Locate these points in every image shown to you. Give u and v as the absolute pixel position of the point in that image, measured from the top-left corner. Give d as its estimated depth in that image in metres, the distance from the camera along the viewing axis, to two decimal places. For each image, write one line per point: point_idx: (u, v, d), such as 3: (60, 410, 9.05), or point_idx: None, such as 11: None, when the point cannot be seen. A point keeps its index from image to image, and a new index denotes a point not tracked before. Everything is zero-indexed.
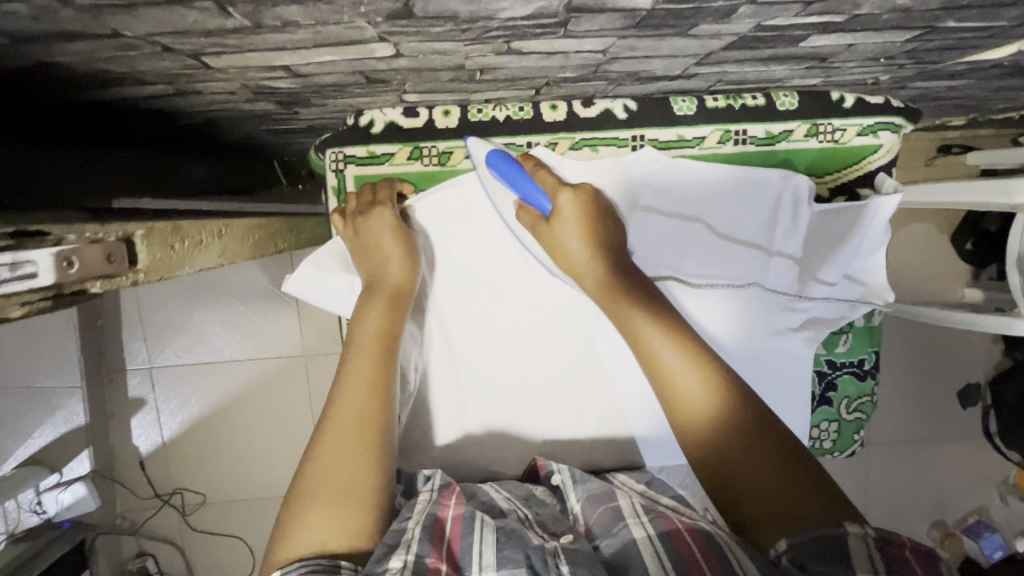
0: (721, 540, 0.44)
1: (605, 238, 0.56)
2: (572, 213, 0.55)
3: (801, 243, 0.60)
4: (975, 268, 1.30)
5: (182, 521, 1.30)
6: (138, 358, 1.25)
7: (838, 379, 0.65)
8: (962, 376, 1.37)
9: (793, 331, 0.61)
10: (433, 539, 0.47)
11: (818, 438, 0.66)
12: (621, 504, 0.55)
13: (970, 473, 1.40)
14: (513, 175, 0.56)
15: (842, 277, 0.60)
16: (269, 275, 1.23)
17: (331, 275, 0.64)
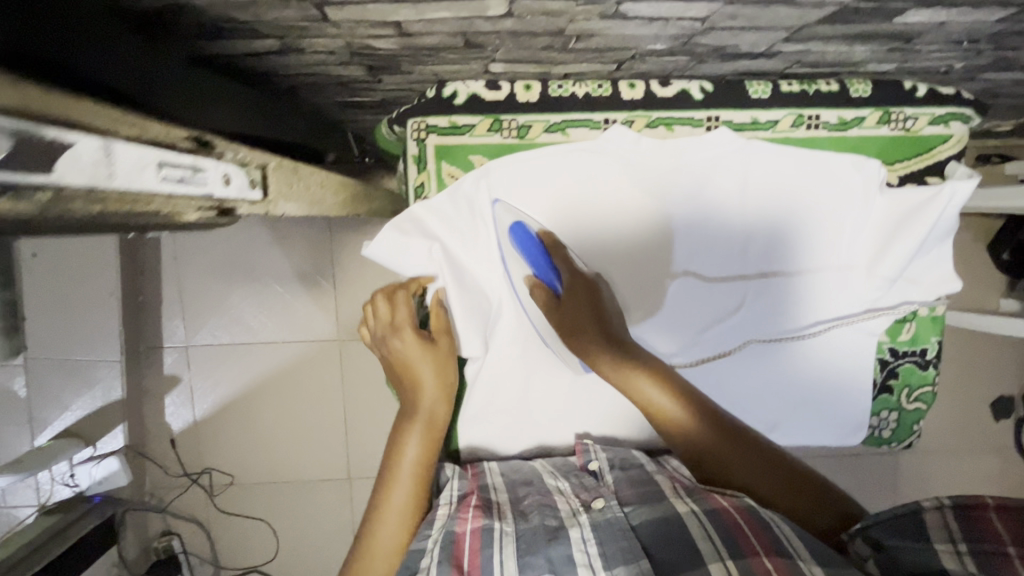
0: (768, 520, 0.52)
1: (614, 332, 0.60)
2: (581, 294, 0.59)
3: (873, 232, 0.60)
4: (1012, 278, 1.29)
5: (208, 502, 1.30)
6: (176, 336, 1.26)
7: (899, 367, 0.66)
8: (994, 387, 1.36)
9: (858, 316, 0.62)
10: (452, 558, 0.50)
11: (877, 427, 0.67)
12: (663, 480, 0.60)
13: (1002, 486, 1.39)
14: (535, 255, 0.60)
15: (907, 266, 0.61)
16: (308, 258, 1.25)
17: (410, 242, 0.63)
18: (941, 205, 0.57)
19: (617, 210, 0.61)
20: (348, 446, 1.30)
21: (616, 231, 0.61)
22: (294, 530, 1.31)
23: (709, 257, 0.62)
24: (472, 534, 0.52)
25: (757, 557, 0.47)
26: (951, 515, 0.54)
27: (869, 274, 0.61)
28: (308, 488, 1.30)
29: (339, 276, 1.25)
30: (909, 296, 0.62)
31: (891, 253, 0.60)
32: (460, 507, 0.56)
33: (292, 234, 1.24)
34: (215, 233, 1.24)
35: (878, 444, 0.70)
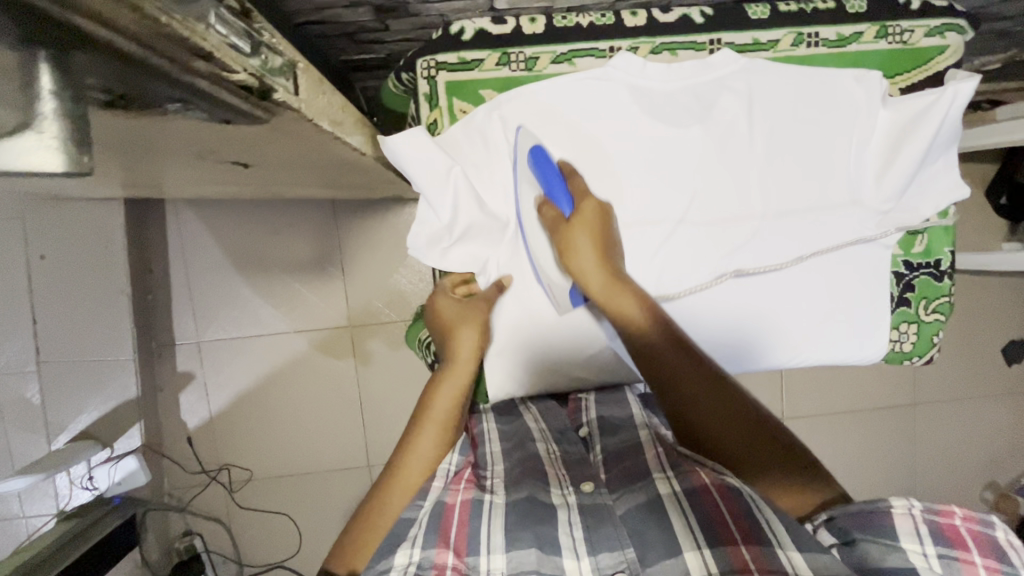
0: (750, 499, 0.51)
1: (611, 255, 0.64)
2: (590, 216, 0.64)
3: (880, 143, 0.68)
4: (1012, 222, 1.32)
5: (228, 499, 1.29)
6: (187, 333, 1.27)
7: (915, 280, 0.73)
8: (1003, 331, 1.38)
9: (878, 230, 0.70)
10: (440, 526, 0.54)
11: (898, 340, 0.74)
12: (649, 457, 0.61)
13: (1019, 431, 1.40)
14: (550, 175, 0.66)
15: (915, 172, 0.67)
16: (315, 245, 1.26)
17: (429, 155, 0.66)
18: (945, 105, 0.63)
19: (625, 136, 0.68)
20: (365, 433, 1.29)
21: (621, 158, 0.69)
22: (315, 522, 1.30)
23: (699, 176, 0.69)
24: (463, 505, 0.56)
25: (736, 546, 0.48)
26: (920, 515, 0.48)
27: (878, 188, 0.69)
28: (327, 478, 1.30)
29: (347, 261, 1.26)
30: (911, 206, 0.70)
31: (899, 162, 0.67)
32: (453, 480, 0.60)
33: (298, 222, 1.25)
34: (222, 226, 1.25)
35: (901, 361, 0.76)
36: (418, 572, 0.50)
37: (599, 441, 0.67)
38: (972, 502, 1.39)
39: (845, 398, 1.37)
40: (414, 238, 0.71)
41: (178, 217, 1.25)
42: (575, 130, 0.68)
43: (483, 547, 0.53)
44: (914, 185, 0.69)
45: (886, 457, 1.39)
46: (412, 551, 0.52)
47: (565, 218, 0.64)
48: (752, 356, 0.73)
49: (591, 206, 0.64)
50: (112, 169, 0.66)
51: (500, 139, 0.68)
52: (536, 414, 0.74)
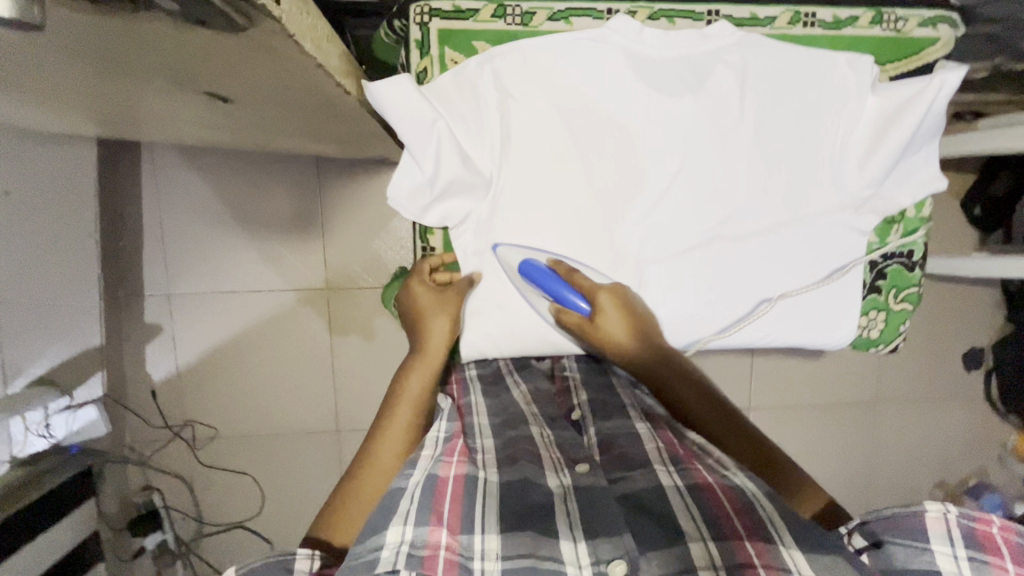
0: (754, 500, 0.52)
1: (637, 328, 0.69)
2: (610, 308, 0.68)
3: (865, 130, 0.69)
4: (982, 233, 1.36)
5: (191, 455, 1.28)
6: (156, 284, 1.23)
7: (887, 269, 0.76)
8: (966, 338, 1.42)
9: (853, 217, 0.73)
10: (433, 498, 0.52)
11: (867, 326, 0.78)
12: (649, 450, 0.61)
13: (970, 435, 1.46)
14: (551, 280, 0.68)
15: (895, 161, 0.69)
16: (295, 204, 1.23)
17: (410, 100, 0.65)
18: (933, 95, 0.65)
19: (614, 103, 0.69)
20: (336, 396, 1.28)
21: (609, 122, 0.69)
22: (282, 482, 1.29)
23: (688, 149, 0.70)
24: (455, 481, 0.55)
25: (740, 541, 0.49)
26: (954, 520, 0.48)
27: (859, 173, 0.70)
28: (296, 440, 1.29)
29: (329, 222, 1.24)
30: (884, 197, 0.72)
31: (882, 150, 0.68)
32: (444, 454, 0.58)
33: (281, 179, 1.23)
34: (198, 176, 1.22)
35: (868, 349, 0.80)
36: (411, 551, 0.47)
37: (593, 426, 0.67)
38: (921, 499, 1.45)
39: (811, 392, 1.41)
40: (394, 191, 0.70)
41: (153, 162, 1.21)
42: (564, 90, 0.69)
43: (477, 526, 0.52)
44: (895, 174, 0.71)
45: (845, 452, 1.43)
46: (405, 528, 0.48)
47: (587, 319, 0.68)
48: (720, 333, 0.75)
49: (606, 297, 0.68)
50: (84, 92, 0.64)
51: (489, 93, 0.68)
52: (526, 394, 0.75)
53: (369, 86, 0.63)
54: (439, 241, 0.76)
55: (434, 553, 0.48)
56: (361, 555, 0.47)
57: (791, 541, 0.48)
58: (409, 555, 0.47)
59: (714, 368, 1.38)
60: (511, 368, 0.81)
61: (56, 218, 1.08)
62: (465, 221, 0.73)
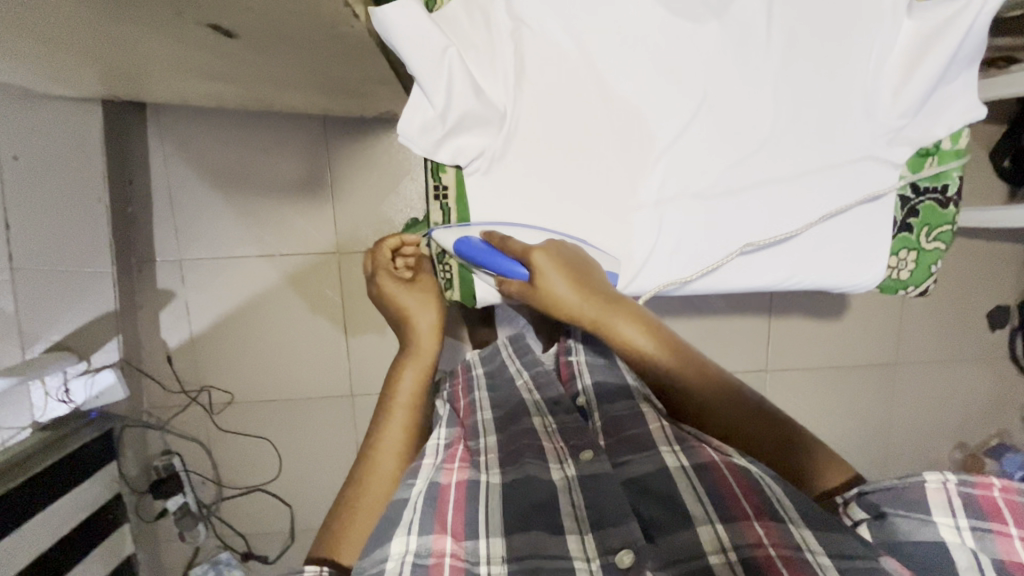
0: (762, 481, 0.57)
1: (584, 281, 0.67)
2: (549, 267, 0.66)
3: (899, 55, 0.70)
4: (1012, 187, 1.31)
5: (208, 421, 1.29)
6: (168, 250, 1.23)
7: (919, 206, 0.77)
8: (991, 296, 1.38)
9: (886, 147, 0.73)
10: (433, 506, 0.60)
11: (897, 268, 0.80)
12: (654, 430, 0.67)
13: (993, 396, 1.44)
14: (484, 254, 0.67)
15: (933, 86, 0.69)
16: (304, 167, 1.22)
17: (422, 25, 0.62)
18: (978, 11, 0.65)
19: (640, 27, 0.68)
20: (351, 362, 1.29)
21: (627, 51, 0.69)
22: (299, 447, 1.31)
23: (712, 75, 0.70)
24: (457, 487, 0.63)
25: (749, 521, 0.54)
26: (954, 489, 0.50)
27: (893, 103, 0.71)
28: (312, 406, 1.30)
29: (339, 185, 1.22)
30: (917, 125, 0.73)
31: (920, 74, 0.68)
32: (447, 460, 0.67)
33: (289, 141, 1.21)
34: (204, 139, 1.20)
35: (898, 290, 0.82)
36: (416, 560, 0.54)
37: (597, 411, 0.74)
38: (941, 460, 1.44)
39: (829, 356, 1.39)
40: (405, 126, 0.67)
41: (160, 127, 1.19)
42: (596, 17, 0.68)
43: (480, 532, 0.58)
44: (930, 102, 0.71)
45: (864, 416, 1.42)
46: (409, 539, 0.56)
47: (528, 283, 0.67)
48: (749, 266, 0.76)
49: (541, 255, 0.66)
50: (84, 34, 0.62)
51: (502, 21, 0.67)
52: (529, 381, 0.82)
53: (377, 11, 0.60)
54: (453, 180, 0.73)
55: (439, 561, 0.54)
56: (366, 571, 0.53)
57: (801, 522, 0.52)
58: (414, 564, 0.54)
59: (730, 332, 1.36)
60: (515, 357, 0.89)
61: (65, 181, 1.07)
62: (486, 159, 0.71)
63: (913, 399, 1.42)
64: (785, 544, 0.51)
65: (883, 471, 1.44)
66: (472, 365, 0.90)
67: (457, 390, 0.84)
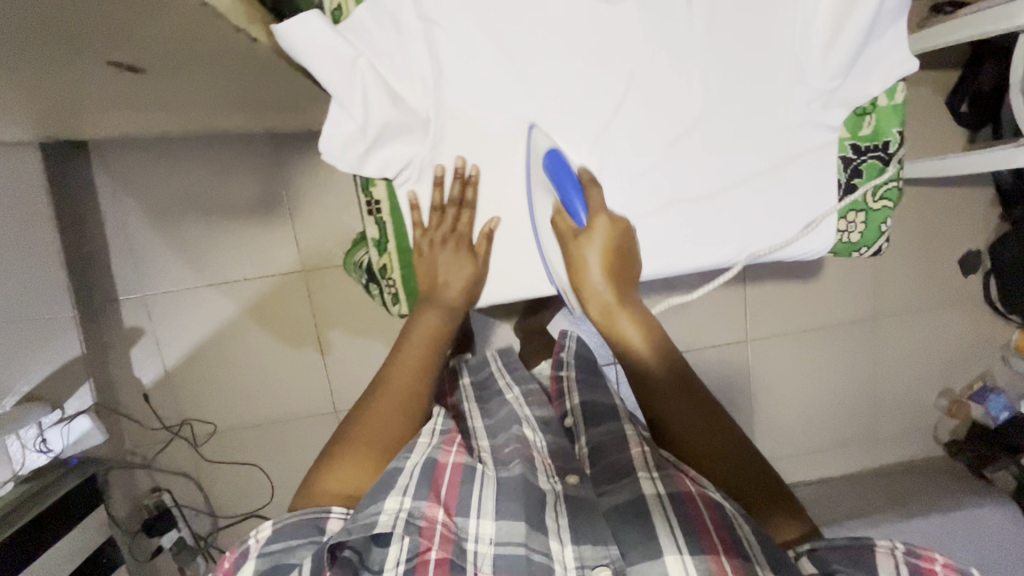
0: (735, 521, 0.63)
1: (617, 267, 0.73)
2: (600, 234, 0.71)
3: (822, 16, 0.69)
4: (972, 130, 1.31)
5: (194, 452, 1.28)
6: (131, 287, 1.21)
7: (862, 164, 0.77)
8: (961, 242, 1.39)
9: (822, 109, 0.74)
10: (428, 481, 0.64)
11: (846, 231, 0.80)
12: (636, 454, 0.73)
13: (974, 340, 1.45)
14: (566, 179, 0.70)
15: (860, 45, 0.69)
16: (259, 187, 1.19)
17: (331, 40, 0.63)
18: None
19: (553, 15, 0.68)
20: (330, 378, 1.28)
21: (546, 38, 0.69)
22: (290, 469, 1.30)
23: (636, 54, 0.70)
24: (453, 468, 0.67)
25: (717, 555, 0.60)
26: (902, 556, 0.57)
27: (824, 66, 0.70)
28: (296, 427, 1.29)
29: (296, 201, 1.20)
30: (850, 85, 0.73)
31: (844, 35, 0.68)
32: (444, 442, 0.70)
33: (241, 163, 1.19)
34: (153, 169, 1.17)
35: (851, 253, 0.82)
36: (409, 518, 0.60)
37: (585, 434, 0.83)
38: (928, 408, 1.46)
39: (809, 318, 1.39)
40: (326, 142, 0.68)
41: (105, 161, 1.16)
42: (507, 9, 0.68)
43: (473, 512, 0.64)
44: (861, 60, 0.71)
45: (849, 373, 1.42)
46: (403, 499, 0.61)
47: (577, 230, 0.72)
48: (698, 247, 0.76)
49: (603, 223, 0.71)
50: None
51: (413, 22, 0.67)
52: (518, 397, 0.92)
53: (279, 29, 0.62)
54: (383, 193, 0.75)
55: (430, 526, 0.61)
56: (359, 519, 0.59)
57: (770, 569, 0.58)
58: (407, 521, 0.59)
59: (705, 305, 1.36)
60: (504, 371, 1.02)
61: (12, 229, 1.04)
62: (417, 164, 0.73)
63: (895, 351, 1.43)
64: (742, 569, 0.58)
65: (873, 426, 1.45)
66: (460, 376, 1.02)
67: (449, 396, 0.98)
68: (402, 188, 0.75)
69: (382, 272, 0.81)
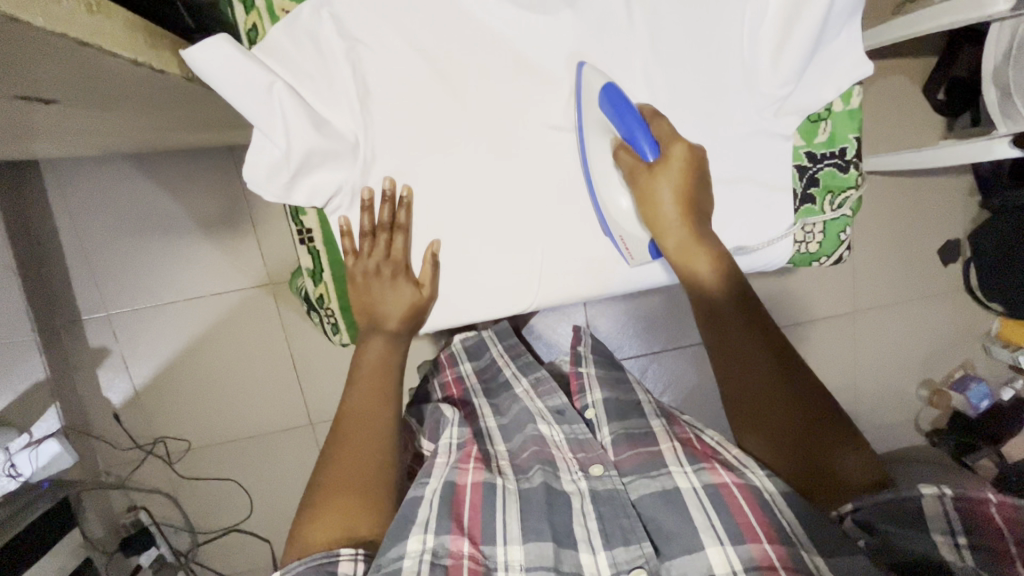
0: (773, 503, 0.63)
1: (694, 205, 0.69)
2: (675, 164, 0.67)
3: (768, 23, 0.68)
4: (949, 118, 1.29)
5: (170, 470, 1.26)
6: (93, 307, 1.18)
7: (819, 173, 0.77)
8: (939, 231, 1.38)
9: (772, 117, 0.73)
10: (449, 503, 0.66)
11: (805, 241, 0.80)
12: (665, 451, 0.75)
13: (956, 329, 1.44)
14: (626, 113, 0.65)
15: (811, 52, 0.68)
16: (220, 200, 1.16)
17: (241, 63, 0.60)
18: None
19: (481, 30, 0.67)
20: (304, 391, 1.26)
21: (480, 52, 0.68)
22: (268, 482, 1.29)
23: (573, 65, 0.69)
24: (473, 488, 0.69)
25: (761, 545, 0.60)
26: (950, 503, 0.60)
27: (773, 73, 0.69)
28: (272, 440, 1.27)
29: (259, 214, 1.17)
30: (802, 91, 0.72)
31: (792, 42, 0.67)
32: (461, 460, 0.73)
33: (200, 176, 1.15)
34: (109, 186, 1.14)
35: (810, 262, 0.83)
36: (434, 559, 0.60)
37: (607, 424, 0.80)
38: (911, 399, 1.45)
39: (787, 313, 1.38)
40: (250, 171, 0.66)
41: (58, 179, 1.13)
42: (434, 27, 0.66)
43: (498, 539, 0.64)
44: (811, 67, 0.70)
45: (829, 367, 1.41)
46: (426, 536, 0.61)
47: (645, 164, 0.66)
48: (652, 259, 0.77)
49: (678, 150, 0.67)
50: None
51: (334, 42, 0.64)
52: (529, 389, 0.89)
53: (186, 54, 0.59)
54: (315, 221, 0.74)
55: (457, 561, 0.61)
56: (384, 566, 0.57)
57: (814, 549, 0.59)
58: (433, 561, 0.59)
59: None
60: (507, 357, 0.99)
61: None
62: (351, 190, 0.70)
63: (875, 342, 1.42)
64: (787, 554, 0.59)
65: (855, 418, 1.45)
66: (459, 360, 1.01)
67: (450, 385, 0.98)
68: (334, 216, 0.72)
69: (321, 302, 0.80)
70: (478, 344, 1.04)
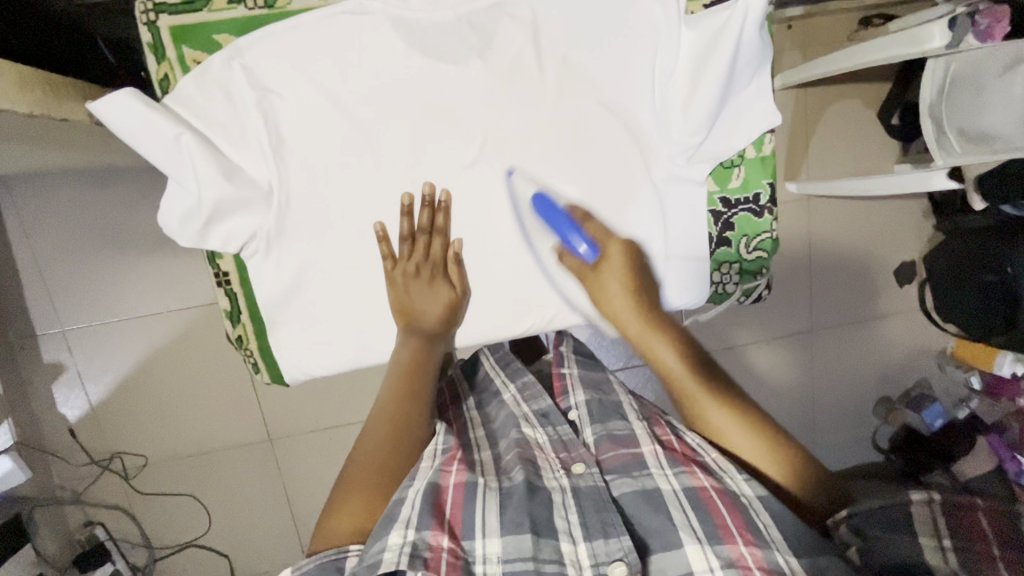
0: (747, 503, 0.67)
1: (639, 289, 0.83)
2: (614, 261, 0.82)
3: (682, 79, 0.77)
4: (903, 142, 1.31)
5: (126, 486, 1.26)
6: (46, 322, 1.17)
7: (736, 217, 0.86)
8: (895, 252, 1.41)
9: (686, 163, 0.82)
10: (432, 505, 0.66)
11: (723, 282, 0.89)
12: (647, 452, 0.75)
13: (913, 348, 1.46)
14: (558, 219, 0.80)
15: (721, 104, 0.78)
16: None
17: (156, 120, 0.69)
18: (733, 35, 0.73)
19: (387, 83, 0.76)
20: (261, 406, 1.26)
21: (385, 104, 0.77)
22: (226, 497, 1.29)
23: (475, 120, 0.79)
24: (455, 488, 0.69)
25: (736, 546, 0.63)
26: (938, 507, 0.66)
27: (683, 121, 0.79)
28: (230, 456, 1.27)
29: None
30: (718, 136, 0.81)
31: (701, 93, 0.76)
32: (444, 463, 0.72)
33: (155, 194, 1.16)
34: (60, 202, 1.14)
35: (730, 297, 0.91)
36: (411, 552, 0.62)
37: (590, 426, 0.81)
38: (866, 417, 1.48)
39: (744, 332, 1.40)
40: (164, 218, 0.74)
41: (10, 194, 1.12)
42: (343, 85, 0.76)
43: (477, 532, 0.66)
44: (722, 114, 0.80)
45: (785, 385, 1.43)
46: (406, 531, 0.63)
47: (586, 266, 0.82)
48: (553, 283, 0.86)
49: (613, 251, 0.82)
50: None
51: (245, 93, 0.74)
52: (516, 394, 0.89)
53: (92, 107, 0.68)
54: (231, 265, 0.82)
55: (437, 555, 0.63)
56: (365, 560, 0.62)
57: (787, 550, 0.62)
58: (411, 555, 0.62)
59: None
60: (497, 367, 0.98)
61: None
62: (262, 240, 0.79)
63: (831, 360, 1.44)
64: (762, 552, 0.62)
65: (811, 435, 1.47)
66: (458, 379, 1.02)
67: (446, 403, 0.97)
68: (249, 259, 0.80)
69: (240, 342, 0.85)
70: (470, 363, 1.05)
